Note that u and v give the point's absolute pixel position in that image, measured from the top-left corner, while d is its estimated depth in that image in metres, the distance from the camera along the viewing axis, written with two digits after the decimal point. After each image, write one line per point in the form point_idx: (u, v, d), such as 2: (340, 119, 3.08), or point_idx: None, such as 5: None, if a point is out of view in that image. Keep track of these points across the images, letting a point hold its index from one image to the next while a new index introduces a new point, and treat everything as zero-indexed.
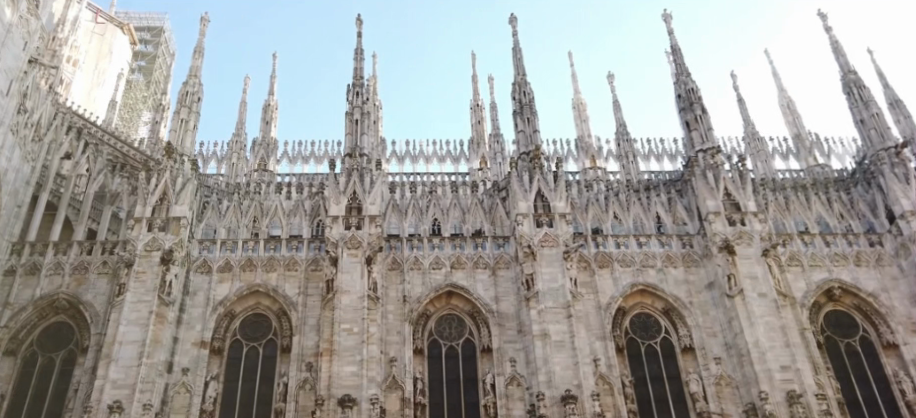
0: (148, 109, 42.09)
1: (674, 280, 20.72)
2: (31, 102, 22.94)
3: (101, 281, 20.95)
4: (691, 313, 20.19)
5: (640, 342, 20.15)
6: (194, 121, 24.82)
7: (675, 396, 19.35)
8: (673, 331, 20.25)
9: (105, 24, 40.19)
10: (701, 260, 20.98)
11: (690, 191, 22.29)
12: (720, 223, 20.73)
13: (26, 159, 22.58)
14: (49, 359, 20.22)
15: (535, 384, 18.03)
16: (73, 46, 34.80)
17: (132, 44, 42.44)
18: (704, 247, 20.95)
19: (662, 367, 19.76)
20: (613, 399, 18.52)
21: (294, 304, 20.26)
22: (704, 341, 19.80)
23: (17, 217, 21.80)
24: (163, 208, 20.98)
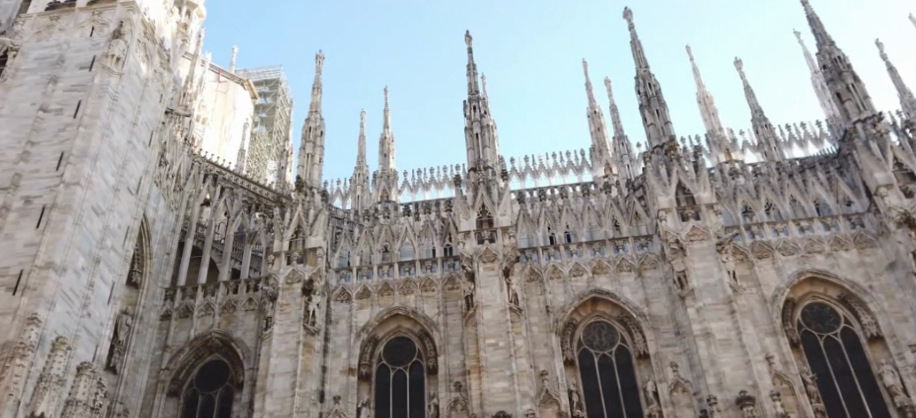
0: (273, 158, 43.67)
1: (847, 264, 19.38)
2: (170, 154, 24.07)
3: (249, 318, 21.53)
4: (873, 299, 18.77)
5: (819, 335, 18.91)
6: (320, 155, 25.34)
7: (866, 391, 18.03)
8: (854, 321, 18.90)
9: (227, 82, 41.82)
10: (876, 240, 19.51)
11: (853, 166, 21.04)
12: (895, 196, 19.25)
13: (170, 209, 23.67)
14: (209, 397, 20.89)
15: (703, 388, 17.12)
16: (200, 103, 36.40)
17: (253, 98, 44.22)
18: (878, 225, 19.50)
19: (848, 361, 18.47)
20: (795, 398, 16.86)
21: (435, 324, 20.15)
22: (894, 328, 18.32)
23: (167, 264, 22.79)
24: (299, 240, 21.43)
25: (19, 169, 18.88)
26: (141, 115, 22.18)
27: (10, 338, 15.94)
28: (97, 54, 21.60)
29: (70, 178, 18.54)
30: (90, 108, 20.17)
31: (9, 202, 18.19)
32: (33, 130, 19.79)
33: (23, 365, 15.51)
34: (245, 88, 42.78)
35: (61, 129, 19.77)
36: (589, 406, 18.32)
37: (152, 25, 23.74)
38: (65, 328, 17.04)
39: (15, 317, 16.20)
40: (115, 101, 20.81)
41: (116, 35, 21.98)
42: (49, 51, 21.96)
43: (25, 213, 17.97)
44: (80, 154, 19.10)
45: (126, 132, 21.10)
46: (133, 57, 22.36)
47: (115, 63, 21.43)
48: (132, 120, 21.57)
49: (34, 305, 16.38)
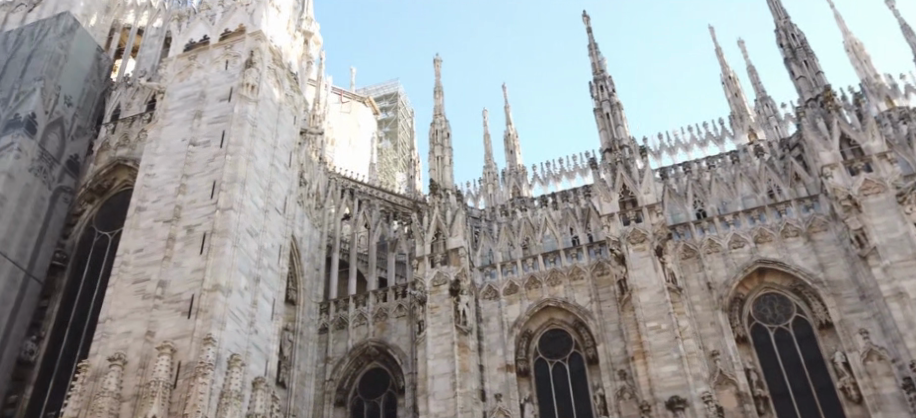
0: (401, 170, 44.29)
1: None
2: (308, 174, 24.73)
3: (401, 324, 21.71)
4: None
5: None
6: (449, 157, 25.33)
7: None
8: None
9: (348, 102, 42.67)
10: None
11: None
12: None
13: (314, 226, 24.36)
14: (374, 404, 21.21)
15: (903, 354, 15.84)
16: (326, 128, 37.11)
17: (375, 114, 44.94)
18: None
19: None
20: None
21: (589, 313, 19.61)
22: None
23: (318, 280, 23.38)
24: (440, 242, 21.48)
25: (178, 201, 19.75)
26: (279, 138, 22.84)
27: (192, 359, 16.36)
28: (233, 85, 22.40)
29: (224, 203, 19.17)
30: (234, 136, 20.92)
31: (173, 233, 19.03)
32: (186, 164, 20.69)
33: (206, 382, 15.79)
34: (365, 105, 43.47)
35: (211, 159, 20.53)
36: (772, 384, 17.32)
37: (279, 51, 24.49)
38: (237, 346, 17.46)
39: (194, 339, 16.65)
40: (254, 127, 21.51)
41: (248, 65, 22.77)
42: (190, 89, 23.02)
43: (188, 242, 18.68)
44: (230, 181, 19.78)
45: (268, 156, 21.78)
46: (266, 83, 23.10)
47: (250, 91, 22.19)
48: (272, 144, 22.24)
49: (208, 326, 16.82)
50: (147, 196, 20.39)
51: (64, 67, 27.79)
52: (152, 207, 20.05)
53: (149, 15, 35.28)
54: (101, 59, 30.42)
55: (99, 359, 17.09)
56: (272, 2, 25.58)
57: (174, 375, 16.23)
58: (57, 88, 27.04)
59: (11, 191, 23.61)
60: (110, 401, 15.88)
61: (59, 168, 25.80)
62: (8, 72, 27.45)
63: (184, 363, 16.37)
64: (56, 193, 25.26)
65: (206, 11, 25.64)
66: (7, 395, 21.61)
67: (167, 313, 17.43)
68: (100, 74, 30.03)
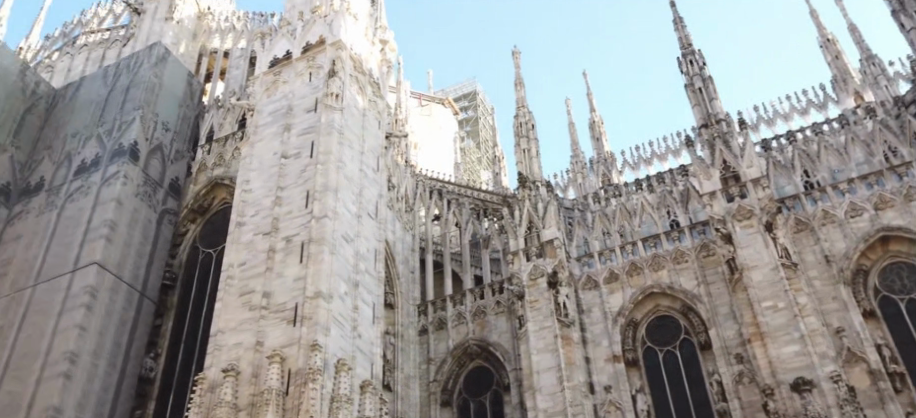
0: (485, 168, 43.98)
1: None
2: (396, 178, 24.76)
3: (501, 321, 21.34)
4: None
5: None
6: (536, 148, 24.85)
7: None
8: None
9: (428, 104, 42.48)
10: None
11: None
12: None
13: (406, 229, 24.35)
14: (480, 403, 20.88)
15: None
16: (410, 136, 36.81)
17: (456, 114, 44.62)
18: None
19: None
20: None
21: (697, 297, 18.84)
22: None
23: (414, 282, 23.33)
24: (534, 235, 21.13)
25: (275, 214, 19.95)
26: (366, 144, 22.87)
27: (301, 365, 16.25)
28: (318, 95, 22.55)
29: (318, 211, 19.29)
30: (323, 145, 21.05)
31: (273, 244, 19.22)
32: (279, 177, 20.89)
33: (317, 388, 15.70)
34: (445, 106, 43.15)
35: (303, 169, 20.68)
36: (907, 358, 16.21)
37: (360, 59, 24.59)
38: (343, 351, 17.41)
39: (301, 346, 16.58)
40: (342, 135, 21.57)
41: (331, 75, 22.89)
42: (278, 104, 23.32)
43: (288, 252, 18.83)
44: (322, 190, 19.89)
45: (356, 162, 21.82)
46: (349, 91, 23.18)
47: (335, 100, 22.28)
48: (359, 150, 22.30)
49: (314, 332, 16.75)
50: (245, 211, 20.70)
51: (160, 95, 28.72)
52: (251, 221, 20.35)
53: (233, 36, 36.07)
54: (193, 83, 31.09)
55: (213, 372, 17.22)
56: (349, 10, 25.66)
57: (286, 382, 16.15)
58: (155, 115, 27.85)
59: (121, 216, 24.37)
60: (227, 410, 15.98)
61: (162, 191, 26.54)
62: (109, 104, 28.39)
63: (294, 370, 16.27)
64: (162, 215, 26.07)
65: (286, 27, 25.99)
66: (133, 411, 22.33)
67: (273, 321, 17.48)
68: (193, 98, 30.79)
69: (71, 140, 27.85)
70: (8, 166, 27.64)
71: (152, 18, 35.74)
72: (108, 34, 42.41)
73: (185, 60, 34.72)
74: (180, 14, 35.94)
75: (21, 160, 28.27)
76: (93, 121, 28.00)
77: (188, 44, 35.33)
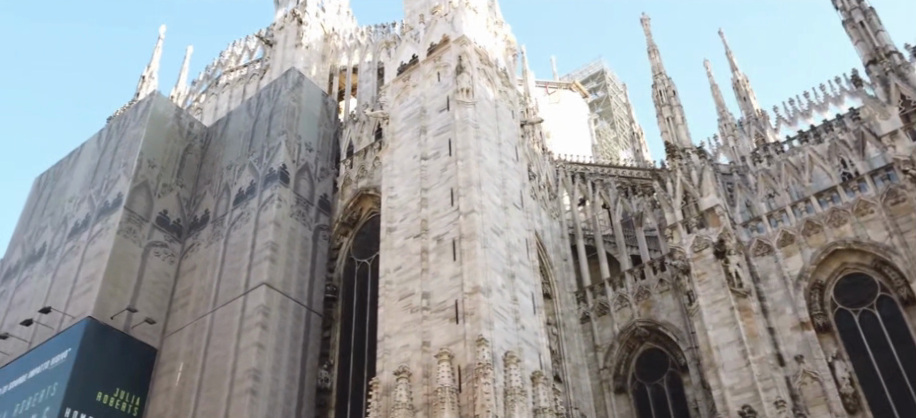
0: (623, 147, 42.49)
1: None
2: (536, 166, 24.15)
3: (667, 299, 20.18)
4: None
5: None
6: (680, 115, 23.52)
7: None
8: None
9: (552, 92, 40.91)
10: None
11: None
12: None
13: (552, 217, 23.66)
14: (657, 387, 19.70)
15: None
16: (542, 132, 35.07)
17: (584, 98, 42.89)
18: None
19: None
20: None
21: (891, 249, 17.19)
22: None
23: (569, 270, 22.62)
24: (691, 205, 19.96)
25: (423, 215, 19.72)
26: (503, 135, 22.31)
27: (470, 362, 15.78)
28: (449, 94, 22.19)
29: (465, 208, 18.88)
30: (460, 141, 20.63)
31: (426, 245, 18.97)
32: (422, 180, 20.65)
33: (489, 382, 15.17)
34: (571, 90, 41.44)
35: (444, 168, 20.38)
36: None
37: (485, 51, 24.02)
38: (510, 344, 16.83)
39: (467, 342, 16.14)
40: (478, 129, 21.07)
41: (459, 71, 22.45)
42: (411, 107, 23.15)
43: (442, 251, 18.51)
44: (466, 185, 19.44)
45: (495, 155, 21.25)
46: (480, 84, 22.67)
47: (466, 95, 21.81)
48: (497, 143, 21.70)
49: (478, 327, 16.26)
50: (394, 216, 20.62)
51: (301, 118, 29.33)
52: (401, 225, 20.20)
53: (358, 51, 36.47)
54: (328, 102, 31.53)
55: (386, 376, 17.07)
56: (468, 5, 25.24)
57: (457, 380, 15.72)
58: (298, 138, 28.51)
59: (281, 237, 25.03)
60: (404, 412, 15.76)
61: (314, 209, 27.07)
62: (256, 134, 29.85)
63: (464, 366, 15.86)
64: (316, 231, 26.62)
65: (409, 32, 25.86)
66: None
67: (437, 320, 17.17)
68: (329, 116, 31.21)
69: (228, 173, 30.10)
70: (177, 204, 30.51)
71: (283, 47, 36.86)
72: (246, 71, 44.15)
73: (318, 82, 35.45)
74: (308, 39, 36.76)
75: (186, 198, 30.89)
76: (244, 152, 30.19)
77: (319, 66, 36.08)
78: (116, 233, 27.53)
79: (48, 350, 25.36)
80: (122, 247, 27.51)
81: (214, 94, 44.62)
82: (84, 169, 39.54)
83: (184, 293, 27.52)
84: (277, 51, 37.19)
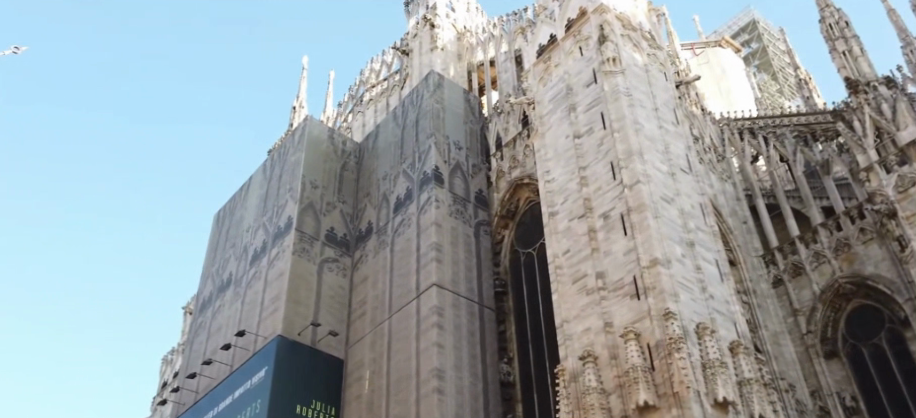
0: (788, 98, 39.74)
1: None
2: (699, 128, 22.51)
3: (873, 249, 18.21)
4: None
5: None
6: (857, 45, 21.40)
7: None
8: None
9: (703, 53, 38.79)
10: None
11: None
12: None
13: (723, 179, 21.98)
14: (876, 346, 17.69)
15: None
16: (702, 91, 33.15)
17: (738, 52, 40.30)
18: None
19: None
20: None
21: None
22: None
23: (751, 233, 20.92)
24: (890, 143, 17.97)
25: (585, 194, 18.29)
26: (658, 98, 20.06)
27: (659, 338, 14.58)
28: (594, 66, 20.46)
29: (629, 180, 17.28)
30: (613, 112, 18.89)
31: (593, 224, 17.65)
32: (578, 157, 19.18)
33: (685, 356, 14.00)
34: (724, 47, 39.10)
35: (600, 142, 18.75)
36: None
37: (627, 16, 22.01)
38: (699, 315, 15.41)
39: (653, 318, 14.93)
40: (632, 96, 19.11)
41: (602, 41, 20.69)
42: (557, 87, 21.49)
43: (611, 228, 17.11)
44: (627, 156, 17.77)
45: (653, 120, 19.09)
46: (627, 51, 20.66)
47: (614, 65, 19.99)
48: (653, 106, 19.51)
49: (663, 301, 15.00)
50: (554, 201, 19.32)
51: (446, 118, 28.94)
52: (562, 208, 18.90)
53: (493, 43, 35.37)
54: (470, 99, 30.90)
55: (571, 362, 16.21)
56: None
57: (648, 358, 14.60)
58: (446, 138, 28.15)
59: (444, 237, 24.76)
60: (597, 396, 14.90)
61: (472, 205, 26.56)
62: (406, 140, 32.18)
63: (653, 344, 14.67)
64: (478, 228, 26.07)
65: (544, 12, 24.51)
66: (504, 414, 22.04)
67: (616, 299, 15.99)
68: (474, 113, 30.53)
69: (385, 181, 32.19)
70: (342, 220, 33.25)
71: (419, 54, 36.82)
72: (387, 84, 44.48)
73: (458, 80, 35.04)
74: (442, 41, 36.49)
75: (349, 213, 33.70)
76: (397, 160, 32.11)
77: (456, 66, 35.73)
78: (293, 254, 30.45)
79: (250, 368, 28.83)
80: (300, 267, 30.31)
81: (361, 112, 45.36)
82: (255, 199, 41.08)
83: (360, 302, 29.81)
84: (413, 59, 37.19)
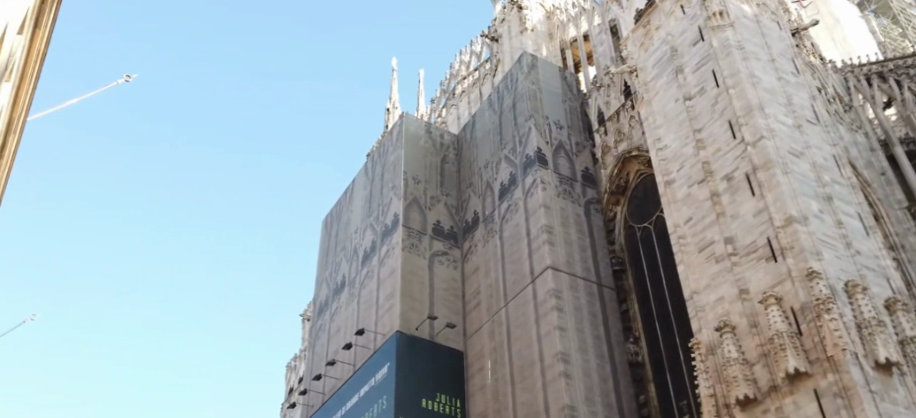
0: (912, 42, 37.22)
1: None
2: (820, 77, 21.08)
3: None
4: None
5: None
6: None
7: None
8: None
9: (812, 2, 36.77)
10: None
11: None
12: None
13: (853, 130, 20.51)
14: None
15: None
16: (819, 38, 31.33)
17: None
18: None
19: None
20: None
21: None
22: None
23: (892, 184, 19.38)
24: None
25: (703, 157, 17.32)
26: (774, 49, 18.86)
27: (805, 301, 13.64)
28: (700, 23, 19.40)
29: (752, 137, 16.29)
30: (726, 69, 17.92)
31: (715, 188, 16.69)
32: (691, 120, 18.20)
33: (836, 318, 13.01)
34: None
35: (714, 101, 17.76)
36: None
37: None
38: (847, 273, 14.32)
39: (795, 280, 13.98)
40: (745, 50, 18.02)
41: None
42: (661, 50, 20.50)
43: (735, 191, 16.13)
44: (747, 112, 16.76)
45: (771, 72, 17.93)
46: (733, 3, 19.48)
47: (722, 19, 18.90)
48: (769, 58, 18.34)
49: (804, 261, 14.01)
50: (669, 168, 18.32)
51: (544, 97, 28.21)
52: (679, 176, 17.88)
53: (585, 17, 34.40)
54: (567, 77, 29.92)
55: (706, 333, 15.42)
56: None
57: (794, 322, 13.67)
58: (546, 118, 27.43)
59: (554, 219, 24.12)
60: (739, 368, 14.08)
61: (580, 184, 25.78)
62: (505, 125, 31.60)
63: (798, 307, 13.73)
64: (587, 207, 25.28)
65: None
66: (636, 396, 21.24)
67: (750, 263, 15.07)
68: (571, 90, 29.55)
69: (487, 169, 31.78)
70: (447, 213, 33.00)
71: (509, 39, 36.19)
72: (479, 73, 43.97)
73: (553, 59, 34.23)
74: (532, 22, 35.75)
75: (454, 205, 33.40)
76: (498, 146, 31.58)
77: (548, 46, 34.95)
78: (403, 251, 30.50)
79: (373, 366, 29.05)
80: (411, 263, 30.32)
81: (455, 105, 45.06)
82: (359, 200, 41.43)
83: (474, 293, 29.44)
84: (504, 44, 36.60)
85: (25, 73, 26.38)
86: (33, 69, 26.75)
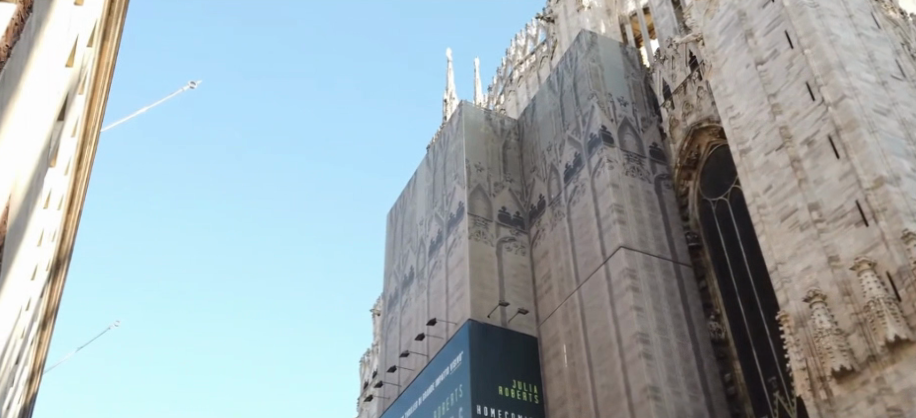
0: None
1: None
2: (902, 31, 20.02)
3: None
4: None
5: None
6: None
7: None
8: None
9: None
10: None
11: None
12: None
13: None
14: None
15: None
16: None
17: None
18: None
19: None
20: None
21: None
22: None
23: None
24: None
25: (781, 122, 16.62)
26: (851, 4, 17.96)
27: (901, 264, 13.06)
28: None
29: (832, 97, 15.57)
30: (800, 28, 17.14)
31: (795, 154, 15.99)
32: (765, 85, 17.49)
33: None
34: None
35: (789, 64, 17.02)
36: None
37: None
38: None
39: (889, 244, 13.38)
40: (819, 7, 17.20)
41: None
42: (727, 15, 19.73)
43: (818, 155, 15.43)
44: (826, 72, 16.02)
45: (849, 29, 17.08)
46: None
47: None
48: (846, 15, 17.47)
49: (898, 223, 13.41)
50: (745, 136, 17.62)
51: (606, 74, 27.57)
52: (755, 144, 17.19)
53: None
54: (628, 52, 29.18)
55: (795, 305, 14.82)
56: None
57: (892, 289, 13.09)
58: (609, 95, 26.80)
59: (624, 197, 23.56)
60: (833, 339, 13.56)
61: (648, 161, 25.14)
62: (567, 106, 31.04)
63: (895, 272, 13.13)
64: (658, 183, 24.62)
65: None
66: (721, 374, 20.62)
67: (838, 229, 14.42)
68: (634, 65, 28.84)
69: (550, 152, 31.29)
70: (512, 198, 32.61)
71: (566, 19, 35.67)
72: (536, 56, 43.35)
73: (613, 36, 33.49)
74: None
75: (518, 191, 32.99)
76: (560, 128, 31.06)
77: (608, 22, 34.16)
78: (469, 239, 30.30)
79: (446, 357, 28.95)
80: (479, 251, 30.08)
81: (514, 90, 44.57)
82: (423, 192, 41.34)
83: (544, 277, 28.99)
84: (562, 25, 35.99)
85: (96, 85, 27.04)
86: (103, 81, 27.41)
